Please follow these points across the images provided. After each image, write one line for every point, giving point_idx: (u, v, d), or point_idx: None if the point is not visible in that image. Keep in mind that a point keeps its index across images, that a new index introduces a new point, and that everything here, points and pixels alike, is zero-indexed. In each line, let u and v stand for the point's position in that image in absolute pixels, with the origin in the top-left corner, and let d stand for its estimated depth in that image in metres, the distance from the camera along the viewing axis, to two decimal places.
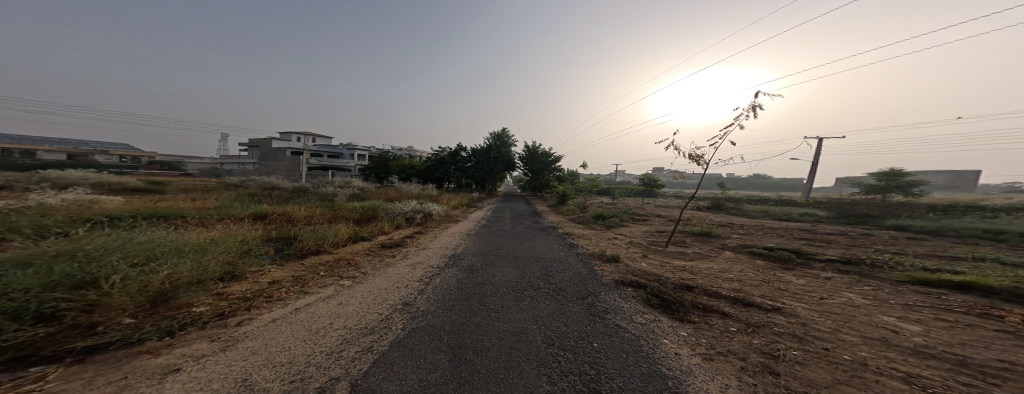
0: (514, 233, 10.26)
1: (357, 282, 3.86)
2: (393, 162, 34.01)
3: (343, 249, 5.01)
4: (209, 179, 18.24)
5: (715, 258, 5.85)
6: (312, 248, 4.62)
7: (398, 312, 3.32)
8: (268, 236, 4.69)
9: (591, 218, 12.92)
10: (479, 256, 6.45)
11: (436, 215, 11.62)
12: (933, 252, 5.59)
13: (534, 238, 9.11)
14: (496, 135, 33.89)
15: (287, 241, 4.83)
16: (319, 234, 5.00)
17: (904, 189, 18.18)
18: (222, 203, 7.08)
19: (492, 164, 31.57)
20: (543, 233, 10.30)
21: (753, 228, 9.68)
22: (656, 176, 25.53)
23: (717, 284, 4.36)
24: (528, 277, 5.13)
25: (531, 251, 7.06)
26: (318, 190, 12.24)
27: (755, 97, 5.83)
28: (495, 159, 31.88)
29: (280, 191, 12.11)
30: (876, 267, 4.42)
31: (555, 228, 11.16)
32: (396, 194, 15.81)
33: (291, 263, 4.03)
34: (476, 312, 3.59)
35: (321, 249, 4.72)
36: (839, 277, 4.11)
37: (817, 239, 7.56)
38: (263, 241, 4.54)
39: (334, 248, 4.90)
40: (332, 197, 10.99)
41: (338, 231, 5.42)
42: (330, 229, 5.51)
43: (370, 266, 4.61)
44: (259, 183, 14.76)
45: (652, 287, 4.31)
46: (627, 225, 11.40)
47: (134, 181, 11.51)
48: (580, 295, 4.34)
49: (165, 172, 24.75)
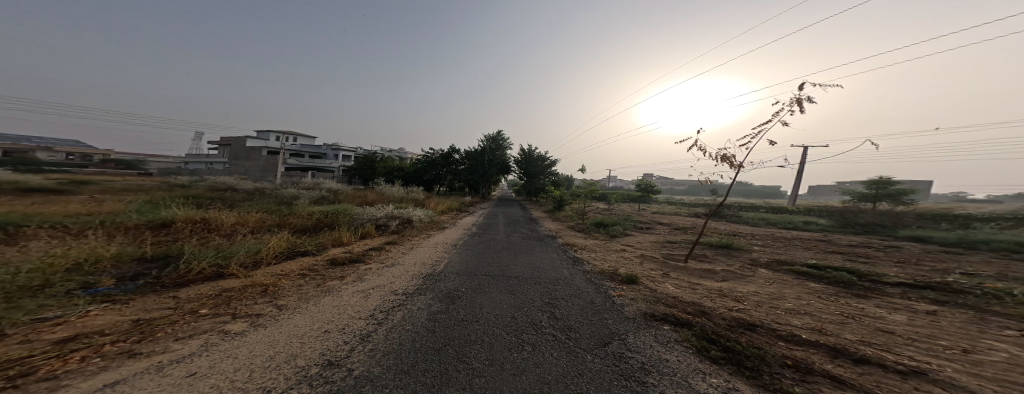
0: (507, 243, 8.99)
1: (258, 324, 2.45)
2: (379, 163, 32.30)
3: (263, 270, 3.60)
4: (161, 177, 16.03)
5: (754, 280, 4.76)
6: (207, 273, 3.24)
7: (303, 385, 1.87)
8: (115, 259, 3.29)
9: (590, 226, 11.76)
10: (463, 277, 5.09)
11: (418, 222, 10.19)
12: (1002, 272, 4.71)
13: (530, 250, 7.85)
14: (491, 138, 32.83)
15: (162, 263, 3.44)
16: (226, 252, 3.62)
17: (894, 198, 17.93)
18: (128, 206, 5.46)
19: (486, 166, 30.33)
20: (538, 243, 9.09)
21: (768, 239, 8.81)
22: (652, 182, 24.97)
23: (782, 319, 3.21)
24: (525, 310, 3.83)
25: (527, 268, 5.77)
26: (280, 191, 10.57)
27: (800, 88, 4.86)
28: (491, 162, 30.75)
29: (233, 192, 10.37)
30: (978, 297, 3.39)
31: (552, 237, 10.02)
32: (375, 197, 14.21)
33: (148, 298, 2.63)
34: (450, 379, 2.24)
35: (222, 272, 3.33)
36: (948, 312, 3.04)
37: (850, 253, 6.63)
38: (104, 271, 3.11)
39: (247, 269, 3.49)
40: (294, 199, 9.38)
41: (264, 247, 4.00)
42: (255, 243, 4.09)
43: (295, 291, 3.23)
44: (214, 184, 12.85)
45: (701, 327, 3.10)
46: (632, 235, 10.35)
47: (45, 179, 9.49)
48: (600, 341, 3.07)
49: (113, 171, 21.99)
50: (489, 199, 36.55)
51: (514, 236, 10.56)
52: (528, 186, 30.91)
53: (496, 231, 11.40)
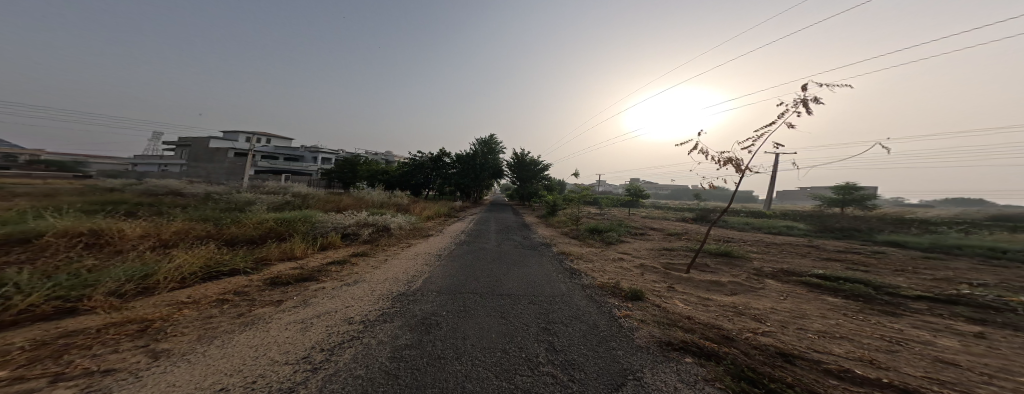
0: (498, 253, 8.32)
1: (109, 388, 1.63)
2: (360, 166, 30.90)
3: (160, 297, 2.75)
4: (108, 179, 14.22)
5: (765, 294, 4.40)
6: (61, 307, 2.38)
7: None
8: None
9: (589, 233, 11.78)
10: (443, 300, 4.42)
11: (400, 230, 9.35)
12: (1006, 281, 4.58)
13: (520, 261, 7.25)
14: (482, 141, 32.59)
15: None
16: (99, 278, 2.76)
17: (859, 202, 18.80)
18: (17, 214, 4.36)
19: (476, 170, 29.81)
20: (532, 255, 8.50)
21: (761, 245, 8.72)
22: (640, 187, 25.64)
23: (818, 345, 2.75)
24: (515, 345, 3.22)
25: (518, 285, 5.17)
26: (244, 195, 9.45)
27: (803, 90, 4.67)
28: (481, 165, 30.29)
29: (185, 198, 9.16)
30: (1011, 313, 3.10)
31: (546, 246, 9.79)
32: (355, 201, 13.20)
33: None
34: None
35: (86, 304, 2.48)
36: (995, 333, 2.68)
37: (848, 260, 6.49)
38: None
39: (126, 299, 2.66)
40: (253, 205, 8.30)
41: (166, 268, 3.16)
42: (155, 261, 3.27)
43: (202, 325, 2.46)
44: (165, 188, 11.42)
45: (732, 362, 2.60)
46: (627, 243, 10.05)
47: None
48: (609, 380, 2.48)
49: (44, 174, 19.33)
50: (478, 204, 35.75)
51: (505, 244, 9.95)
52: (521, 190, 30.94)
53: (487, 239, 10.64)
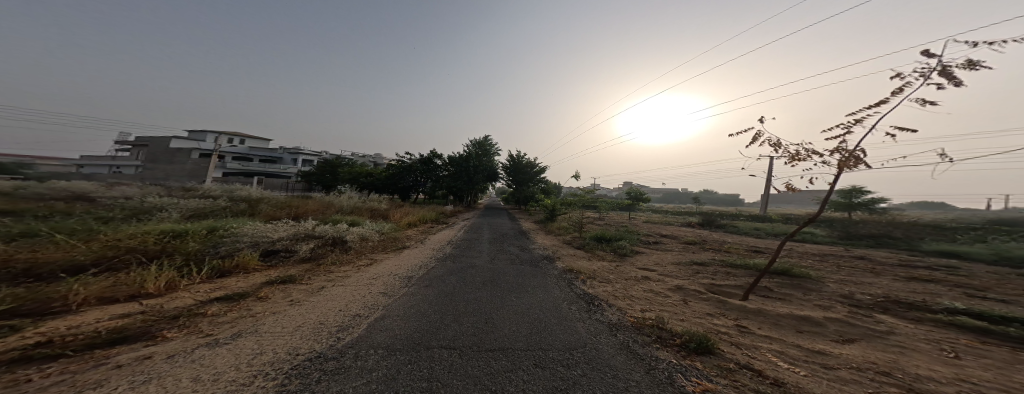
0: (491, 273, 6.47)
1: None
2: (341, 167, 28.71)
3: None
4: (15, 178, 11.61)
5: (909, 340, 2.69)
6: None
7: None
8: None
9: (600, 246, 10.20)
10: (389, 375, 2.56)
11: (367, 240, 7.46)
12: None
13: (517, 287, 5.52)
14: (476, 142, 31.25)
15: None
16: None
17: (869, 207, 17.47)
18: None
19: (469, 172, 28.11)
20: (533, 276, 6.69)
21: (804, 257, 7.23)
22: (640, 190, 24.59)
23: None
24: None
25: (514, 337, 3.42)
26: (161, 199, 7.34)
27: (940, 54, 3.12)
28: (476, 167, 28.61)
29: (81, 203, 7.03)
30: None
31: (548, 263, 8.17)
32: (323, 205, 11.15)
33: None
34: None
35: None
36: None
37: (940, 279, 4.97)
38: None
39: None
40: (163, 212, 6.30)
41: None
42: None
43: None
44: (75, 190, 9.17)
45: None
46: (644, 256, 8.31)
47: None
48: None
49: None
50: (472, 208, 33.83)
51: (498, 259, 8.20)
52: (516, 194, 29.34)
53: (478, 252, 8.78)
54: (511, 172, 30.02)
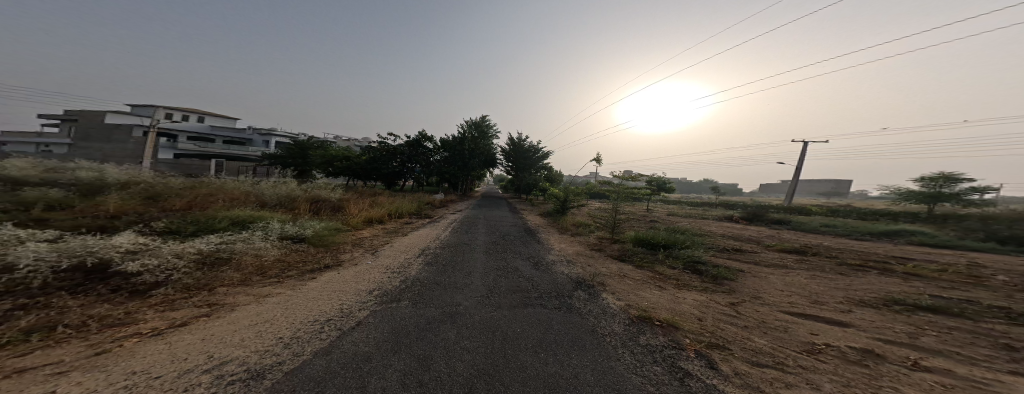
0: (487, 364, 2.83)
1: None
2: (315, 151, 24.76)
3: None
4: None
5: None
6: None
7: None
8: None
9: (657, 257, 6.63)
10: None
11: (228, 270, 3.76)
12: None
13: None
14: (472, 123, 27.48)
15: None
16: None
17: (963, 198, 14.10)
18: None
19: (463, 157, 24.44)
20: (576, 359, 3.08)
21: None
22: (663, 179, 21.24)
23: None
24: None
25: None
26: None
27: None
28: (470, 152, 24.90)
29: None
30: None
31: (594, 304, 4.53)
32: (236, 194, 7.43)
33: None
34: None
35: None
36: None
37: None
38: None
39: None
40: None
41: None
42: None
43: None
44: None
45: None
46: (758, 282, 4.74)
47: None
48: None
49: None
50: (468, 196, 30.18)
51: (502, 297, 4.52)
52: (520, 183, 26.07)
53: (469, 278, 5.08)
54: (511, 157, 26.36)
